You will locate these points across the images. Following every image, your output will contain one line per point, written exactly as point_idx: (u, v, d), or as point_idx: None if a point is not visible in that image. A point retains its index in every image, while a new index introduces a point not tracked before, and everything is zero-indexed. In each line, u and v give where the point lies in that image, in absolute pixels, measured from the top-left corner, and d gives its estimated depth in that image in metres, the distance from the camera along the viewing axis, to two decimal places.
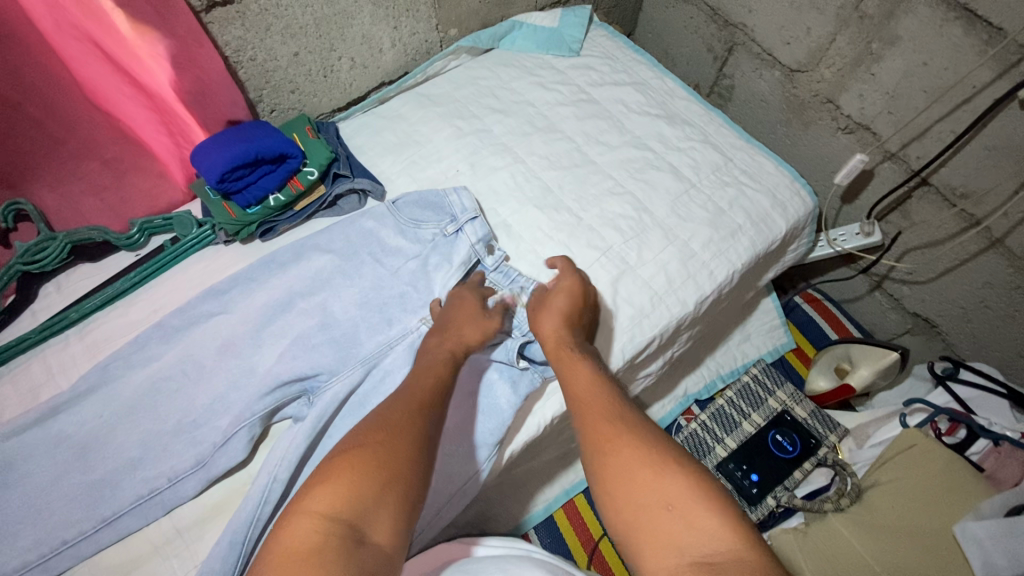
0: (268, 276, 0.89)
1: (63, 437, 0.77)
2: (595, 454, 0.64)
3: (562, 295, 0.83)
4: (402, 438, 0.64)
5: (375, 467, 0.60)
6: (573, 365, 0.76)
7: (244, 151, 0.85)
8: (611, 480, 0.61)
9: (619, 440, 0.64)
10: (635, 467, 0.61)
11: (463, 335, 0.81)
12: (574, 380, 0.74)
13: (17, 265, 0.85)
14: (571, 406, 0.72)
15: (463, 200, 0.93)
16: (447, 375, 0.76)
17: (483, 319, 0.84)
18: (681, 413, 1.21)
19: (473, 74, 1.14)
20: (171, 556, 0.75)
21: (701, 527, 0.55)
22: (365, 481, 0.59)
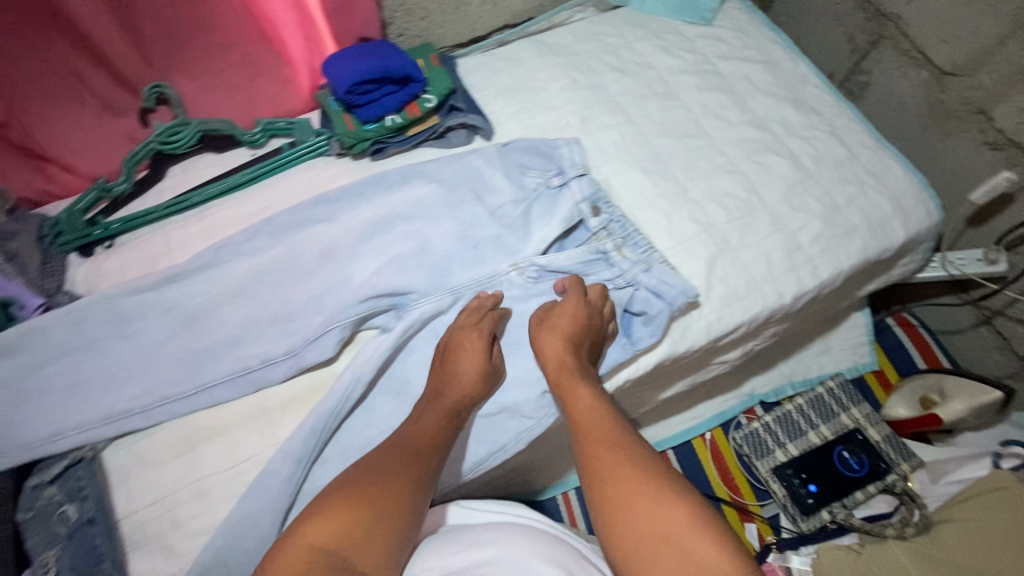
0: (374, 194, 0.92)
1: (177, 304, 0.83)
2: (596, 490, 0.64)
3: (572, 314, 0.78)
4: (400, 488, 0.66)
5: (371, 506, 0.63)
6: (574, 391, 0.74)
7: (375, 67, 0.87)
8: (615, 518, 0.61)
9: (620, 473, 0.64)
10: (635, 497, 0.61)
11: (466, 389, 0.76)
12: (574, 411, 0.72)
13: (152, 143, 0.92)
14: (572, 435, 0.71)
15: (573, 154, 0.92)
16: (446, 430, 0.73)
17: (484, 365, 0.78)
18: (743, 412, 1.17)
19: (598, 28, 1.11)
20: (252, 431, 0.79)
21: (707, 555, 0.56)
22: (365, 518, 0.62)
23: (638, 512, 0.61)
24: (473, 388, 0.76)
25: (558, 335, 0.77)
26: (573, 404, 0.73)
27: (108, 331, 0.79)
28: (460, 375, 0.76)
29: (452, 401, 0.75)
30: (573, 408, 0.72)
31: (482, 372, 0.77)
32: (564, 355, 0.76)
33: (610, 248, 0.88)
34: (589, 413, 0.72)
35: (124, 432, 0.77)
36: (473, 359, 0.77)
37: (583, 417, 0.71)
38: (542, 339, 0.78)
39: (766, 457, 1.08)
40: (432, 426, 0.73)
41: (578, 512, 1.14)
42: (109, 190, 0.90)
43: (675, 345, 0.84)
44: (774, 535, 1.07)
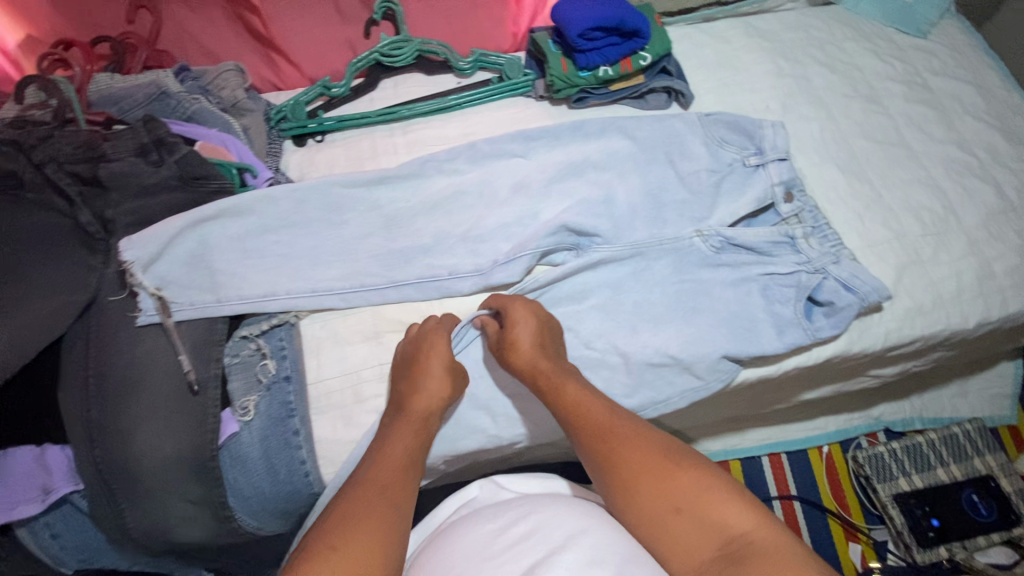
0: (571, 139, 0.94)
1: (381, 205, 0.89)
2: (611, 472, 0.66)
3: (531, 322, 0.78)
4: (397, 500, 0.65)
5: (375, 521, 0.61)
6: (565, 393, 0.72)
7: (606, 15, 0.88)
8: (633, 501, 0.64)
9: (632, 461, 0.65)
10: (647, 476, 0.64)
11: (438, 380, 0.75)
12: (565, 405, 0.71)
13: (375, 54, 0.97)
14: (573, 434, 0.70)
15: (776, 137, 0.92)
16: (421, 439, 0.72)
17: (453, 362, 0.78)
18: (865, 434, 1.14)
19: (806, 22, 1.10)
20: None
21: (729, 518, 0.60)
22: (367, 529, 0.60)
23: (653, 492, 0.63)
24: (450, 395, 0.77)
25: (528, 333, 0.77)
26: (570, 401, 0.71)
27: (321, 214, 0.86)
28: (433, 382, 0.75)
29: (420, 415, 0.73)
30: (574, 398, 0.71)
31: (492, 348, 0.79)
32: (537, 362, 0.75)
33: (800, 235, 0.86)
34: (591, 404, 0.71)
35: (323, 307, 0.83)
36: (438, 381, 0.76)
37: (580, 409, 0.70)
38: (515, 356, 0.76)
39: (888, 482, 1.05)
40: (417, 437, 0.72)
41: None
42: (330, 89, 0.96)
43: (851, 344, 0.84)
44: (879, 561, 1.05)
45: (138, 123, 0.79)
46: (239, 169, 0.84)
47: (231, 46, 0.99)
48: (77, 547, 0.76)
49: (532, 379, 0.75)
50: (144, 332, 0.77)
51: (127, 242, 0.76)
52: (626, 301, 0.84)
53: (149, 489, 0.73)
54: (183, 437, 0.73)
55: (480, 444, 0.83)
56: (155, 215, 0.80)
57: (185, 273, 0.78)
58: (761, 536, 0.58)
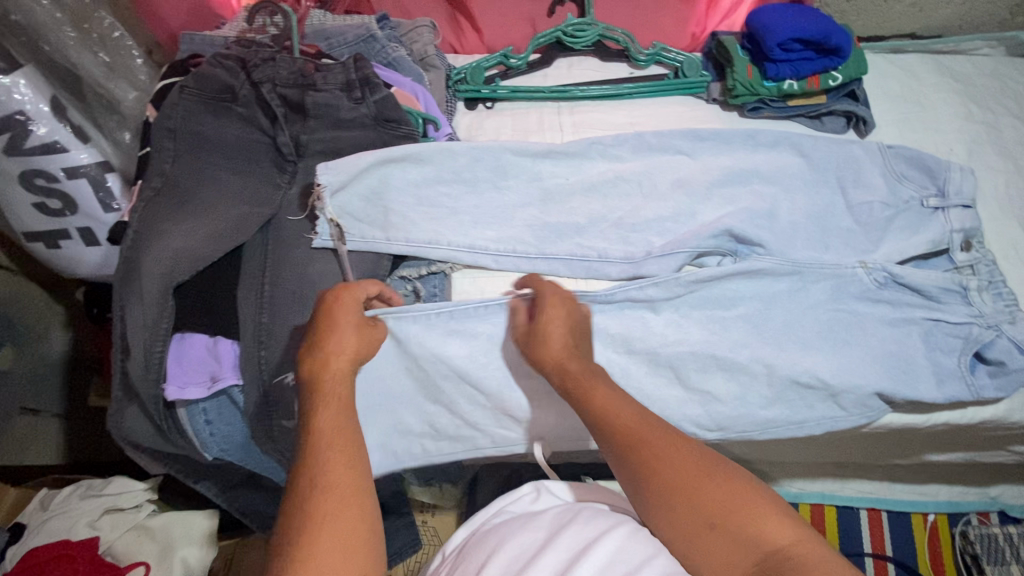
0: (740, 147, 0.93)
1: (543, 177, 0.91)
2: (642, 480, 0.56)
3: (563, 314, 0.72)
4: (348, 474, 0.55)
5: (345, 506, 0.53)
6: (597, 395, 0.63)
7: (807, 29, 0.87)
8: (666, 515, 0.54)
9: (664, 470, 0.56)
10: (676, 488, 0.54)
11: (343, 341, 0.63)
12: (590, 401, 0.63)
13: (558, 32, 0.99)
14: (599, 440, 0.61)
15: (963, 182, 0.87)
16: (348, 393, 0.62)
17: (363, 326, 0.66)
18: (976, 512, 1.08)
19: (1004, 69, 1.04)
20: None
21: (768, 531, 0.50)
22: (335, 516, 0.52)
23: (689, 506, 0.53)
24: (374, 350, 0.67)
25: (559, 328, 0.70)
26: (600, 400, 0.62)
27: (488, 176, 0.89)
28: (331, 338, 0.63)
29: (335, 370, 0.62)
30: (604, 401, 0.62)
31: (529, 335, 0.73)
32: (565, 352, 0.69)
33: (976, 286, 0.82)
34: (619, 405, 0.62)
35: (477, 264, 0.86)
36: (351, 340, 0.64)
37: (608, 406, 0.62)
38: (540, 353, 0.70)
39: (1000, 567, 0.99)
40: (347, 396, 0.61)
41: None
42: (509, 59, 0.99)
43: (1010, 412, 0.79)
44: None
45: (348, 60, 0.84)
46: (424, 120, 0.88)
47: (423, 4, 1.03)
48: (224, 436, 0.82)
49: (557, 371, 0.67)
50: (315, 255, 0.82)
51: (325, 166, 0.81)
52: (775, 317, 0.83)
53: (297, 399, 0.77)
54: None
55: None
56: (344, 147, 0.85)
57: (363, 208, 0.83)
58: (806, 549, 0.49)
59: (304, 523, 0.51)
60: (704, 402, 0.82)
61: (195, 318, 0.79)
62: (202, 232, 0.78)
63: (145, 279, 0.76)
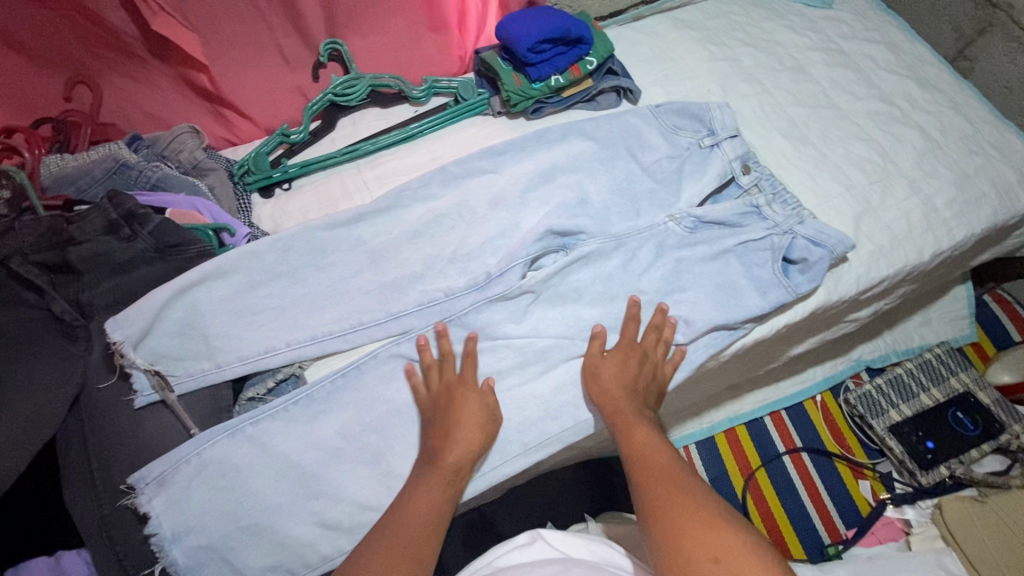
0: (537, 148, 0.98)
1: (364, 240, 0.89)
2: (642, 491, 0.67)
3: (628, 356, 0.81)
4: (435, 506, 0.69)
5: (418, 534, 0.66)
6: (637, 437, 0.73)
7: (552, 27, 0.92)
8: (656, 522, 0.63)
9: (668, 487, 0.66)
10: (686, 526, 0.61)
11: (461, 398, 0.77)
12: (624, 423, 0.76)
13: (329, 95, 0.98)
14: (630, 467, 0.71)
15: (724, 117, 0.98)
16: (477, 444, 0.75)
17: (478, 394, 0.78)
18: (850, 376, 1.22)
19: (726, 9, 1.18)
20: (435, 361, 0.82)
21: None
22: (405, 551, 0.64)
23: (678, 521, 0.62)
24: (478, 445, 0.75)
25: (613, 373, 0.80)
26: (630, 425, 0.75)
27: (306, 261, 0.85)
28: (465, 406, 0.76)
29: (463, 445, 0.74)
30: (641, 442, 0.73)
31: (482, 424, 0.76)
32: (624, 391, 0.79)
33: (766, 200, 0.93)
34: (639, 428, 0.74)
35: (327, 351, 0.82)
36: (472, 405, 0.76)
37: (630, 428, 0.75)
38: (601, 380, 0.80)
39: (881, 416, 1.12)
40: (449, 485, 0.72)
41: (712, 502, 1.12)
42: (289, 136, 0.96)
43: (829, 294, 0.90)
44: (888, 492, 1.11)
45: (103, 200, 0.76)
46: (215, 230, 0.83)
47: (179, 109, 0.97)
48: None
49: (603, 403, 0.79)
50: (143, 414, 0.73)
51: (114, 322, 0.73)
52: (619, 290, 0.89)
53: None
54: (211, 513, 0.71)
55: (500, 461, 0.79)
56: (136, 290, 0.77)
57: (177, 345, 0.76)
58: None
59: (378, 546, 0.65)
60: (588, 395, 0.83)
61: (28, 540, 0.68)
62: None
63: None
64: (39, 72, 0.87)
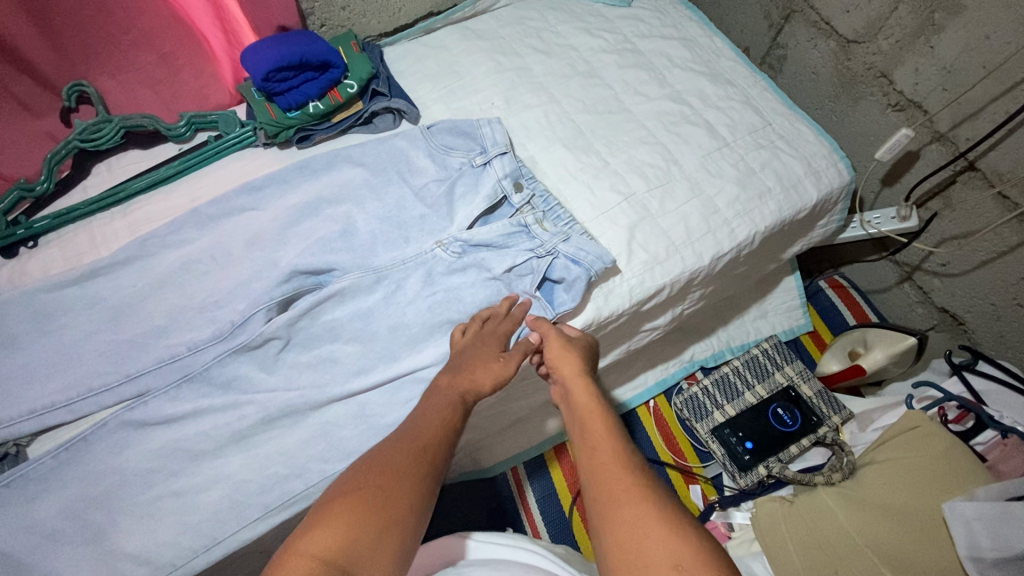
0: (300, 181, 0.93)
1: (100, 298, 0.83)
2: (593, 480, 0.60)
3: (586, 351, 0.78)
4: (441, 431, 0.66)
5: (418, 465, 0.61)
6: (590, 420, 0.67)
7: (290, 53, 0.87)
8: (613, 519, 0.56)
9: (620, 475, 0.59)
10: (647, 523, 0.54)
11: (482, 377, 0.73)
12: (574, 414, 0.69)
13: (75, 141, 0.91)
14: (582, 450, 0.64)
15: (495, 133, 0.95)
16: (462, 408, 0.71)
17: (494, 359, 0.75)
18: (684, 377, 1.20)
19: (521, 14, 1.14)
20: (171, 425, 0.78)
21: None
22: (397, 479, 0.59)
23: (639, 516, 0.54)
24: (488, 379, 0.74)
25: (569, 364, 0.74)
26: (582, 418, 0.68)
27: (29, 327, 0.79)
28: (480, 358, 0.75)
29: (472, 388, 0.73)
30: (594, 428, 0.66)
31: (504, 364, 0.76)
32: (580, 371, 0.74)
33: (534, 217, 0.91)
34: (596, 416, 0.67)
35: (51, 424, 0.77)
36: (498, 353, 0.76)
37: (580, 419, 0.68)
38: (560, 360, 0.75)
39: (706, 419, 1.10)
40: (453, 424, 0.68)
41: (542, 525, 1.14)
42: (30, 190, 0.89)
43: (599, 310, 0.87)
44: (717, 494, 1.10)
45: None
46: None
47: None
48: None
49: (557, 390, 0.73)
50: None
51: None
52: (381, 328, 0.86)
53: None
54: None
55: (237, 528, 0.75)
56: None
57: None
58: None
59: (381, 475, 0.59)
60: (337, 443, 0.79)
61: None
62: None
63: None
64: None
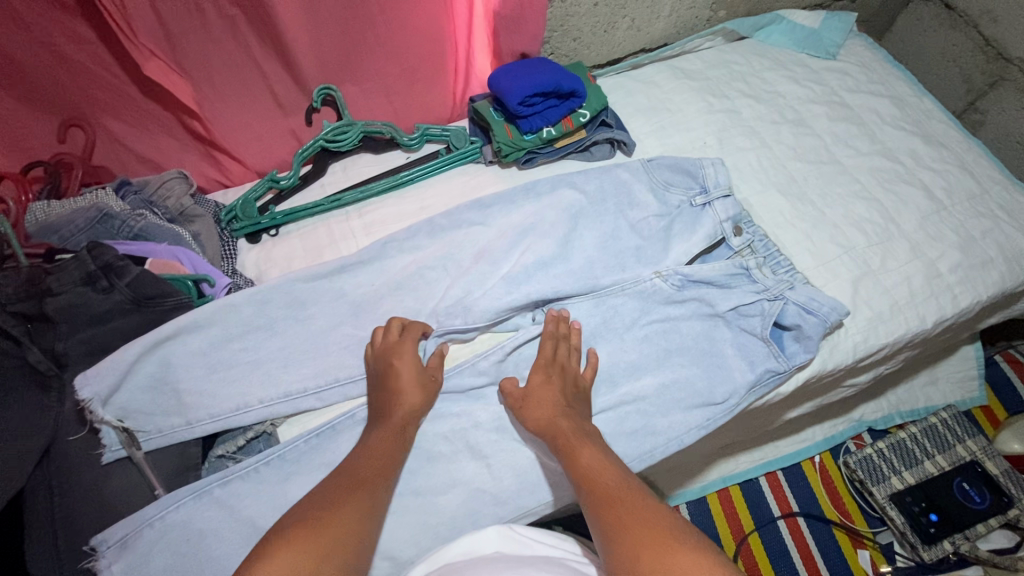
0: (526, 201, 0.96)
1: (344, 292, 0.87)
2: (597, 518, 0.62)
3: (548, 355, 0.81)
4: (388, 453, 0.71)
5: (365, 485, 0.66)
6: (584, 458, 0.70)
7: (545, 81, 0.92)
8: (621, 545, 0.57)
9: (620, 506, 0.62)
10: (654, 542, 0.56)
11: (411, 399, 0.76)
12: (569, 447, 0.71)
13: (320, 141, 0.98)
14: (582, 492, 0.66)
15: (718, 174, 0.95)
16: (397, 455, 0.72)
17: (419, 374, 0.78)
18: (851, 437, 1.17)
19: (727, 57, 1.16)
20: None
21: None
22: (356, 499, 0.64)
23: (642, 540, 0.57)
24: (417, 402, 0.76)
25: (550, 397, 0.77)
26: (576, 451, 0.71)
27: (286, 314, 0.83)
28: (400, 379, 0.76)
29: (400, 418, 0.74)
30: (588, 463, 0.69)
31: (420, 378, 0.77)
32: (558, 399, 0.77)
33: (761, 260, 0.90)
34: (587, 455, 0.70)
35: (300, 409, 0.81)
36: (410, 366, 0.77)
37: (574, 451, 0.71)
38: (535, 386, 0.79)
39: (882, 483, 1.07)
40: (384, 460, 0.70)
41: None
42: (278, 181, 0.96)
43: (824, 363, 0.86)
44: (888, 564, 1.06)
45: (82, 252, 0.74)
46: (195, 281, 0.81)
47: (172, 152, 0.98)
48: None
49: (543, 430, 0.75)
50: (112, 469, 0.73)
51: (83, 377, 0.71)
52: (601, 354, 0.86)
53: None
54: None
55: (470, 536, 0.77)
56: (111, 341, 0.78)
57: (189, 399, 0.76)
58: None
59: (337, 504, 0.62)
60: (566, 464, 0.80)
61: None
62: None
63: None
64: (32, 117, 0.88)
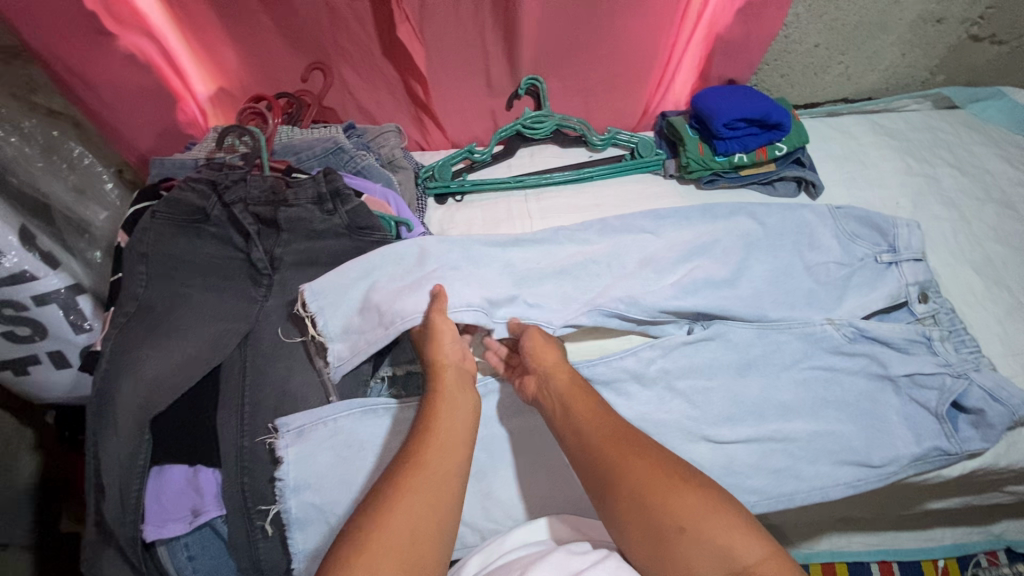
0: (700, 220, 0.96)
1: (510, 264, 0.89)
2: (595, 463, 0.65)
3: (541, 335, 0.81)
4: (462, 417, 0.70)
5: (441, 451, 0.65)
6: (579, 404, 0.70)
7: (755, 110, 0.95)
8: (623, 491, 0.61)
9: (614, 451, 0.64)
10: (656, 490, 0.59)
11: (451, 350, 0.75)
12: (566, 395, 0.72)
13: (518, 125, 1.04)
14: (574, 437, 0.68)
15: (912, 238, 0.91)
16: (467, 409, 0.71)
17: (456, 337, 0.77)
18: (986, 551, 1.06)
19: (933, 123, 1.12)
20: None
21: (735, 543, 0.55)
22: (435, 464, 0.64)
23: (644, 490, 0.60)
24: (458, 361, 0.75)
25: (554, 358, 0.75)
26: (571, 399, 0.71)
27: None
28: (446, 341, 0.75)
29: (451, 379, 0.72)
30: (582, 411, 0.69)
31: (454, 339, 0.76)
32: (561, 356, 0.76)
33: (942, 331, 0.86)
34: (582, 399, 0.71)
35: None
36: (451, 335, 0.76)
37: (571, 398, 0.71)
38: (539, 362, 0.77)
39: None
40: (457, 426, 0.68)
41: None
42: (474, 154, 1.04)
43: (995, 459, 0.81)
44: None
45: (319, 175, 0.86)
46: (396, 222, 0.90)
47: (388, 109, 1.10)
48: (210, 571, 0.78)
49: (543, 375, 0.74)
50: (297, 368, 0.81)
51: (312, 291, 0.80)
52: (753, 384, 0.84)
53: (290, 523, 0.75)
54: (331, 476, 0.76)
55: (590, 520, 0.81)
56: (319, 256, 0.86)
57: (359, 320, 0.80)
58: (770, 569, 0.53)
59: (411, 470, 0.63)
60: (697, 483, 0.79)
61: (172, 450, 0.76)
62: (179, 357, 0.76)
63: (122, 411, 0.73)
64: (290, 55, 1.00)
